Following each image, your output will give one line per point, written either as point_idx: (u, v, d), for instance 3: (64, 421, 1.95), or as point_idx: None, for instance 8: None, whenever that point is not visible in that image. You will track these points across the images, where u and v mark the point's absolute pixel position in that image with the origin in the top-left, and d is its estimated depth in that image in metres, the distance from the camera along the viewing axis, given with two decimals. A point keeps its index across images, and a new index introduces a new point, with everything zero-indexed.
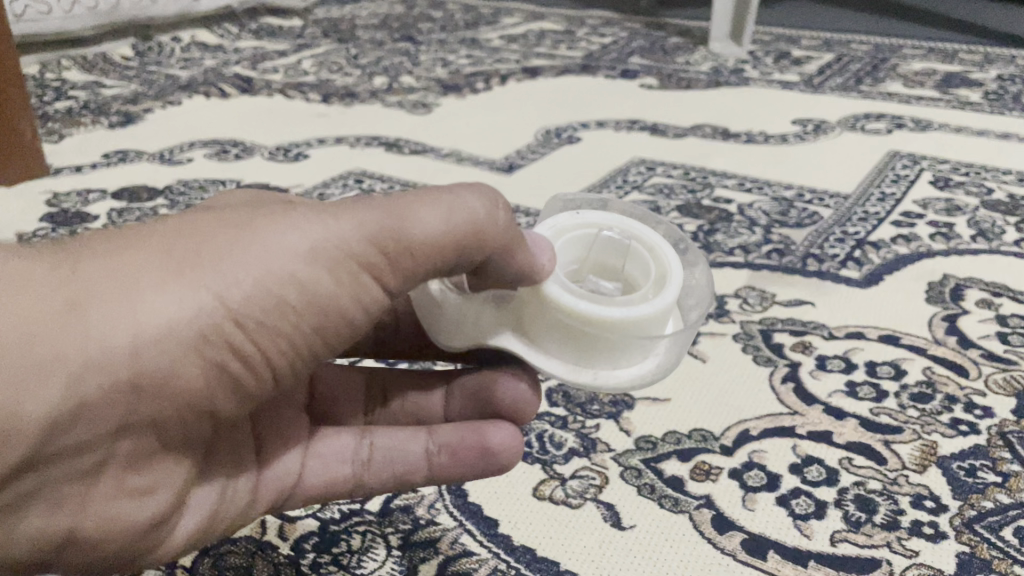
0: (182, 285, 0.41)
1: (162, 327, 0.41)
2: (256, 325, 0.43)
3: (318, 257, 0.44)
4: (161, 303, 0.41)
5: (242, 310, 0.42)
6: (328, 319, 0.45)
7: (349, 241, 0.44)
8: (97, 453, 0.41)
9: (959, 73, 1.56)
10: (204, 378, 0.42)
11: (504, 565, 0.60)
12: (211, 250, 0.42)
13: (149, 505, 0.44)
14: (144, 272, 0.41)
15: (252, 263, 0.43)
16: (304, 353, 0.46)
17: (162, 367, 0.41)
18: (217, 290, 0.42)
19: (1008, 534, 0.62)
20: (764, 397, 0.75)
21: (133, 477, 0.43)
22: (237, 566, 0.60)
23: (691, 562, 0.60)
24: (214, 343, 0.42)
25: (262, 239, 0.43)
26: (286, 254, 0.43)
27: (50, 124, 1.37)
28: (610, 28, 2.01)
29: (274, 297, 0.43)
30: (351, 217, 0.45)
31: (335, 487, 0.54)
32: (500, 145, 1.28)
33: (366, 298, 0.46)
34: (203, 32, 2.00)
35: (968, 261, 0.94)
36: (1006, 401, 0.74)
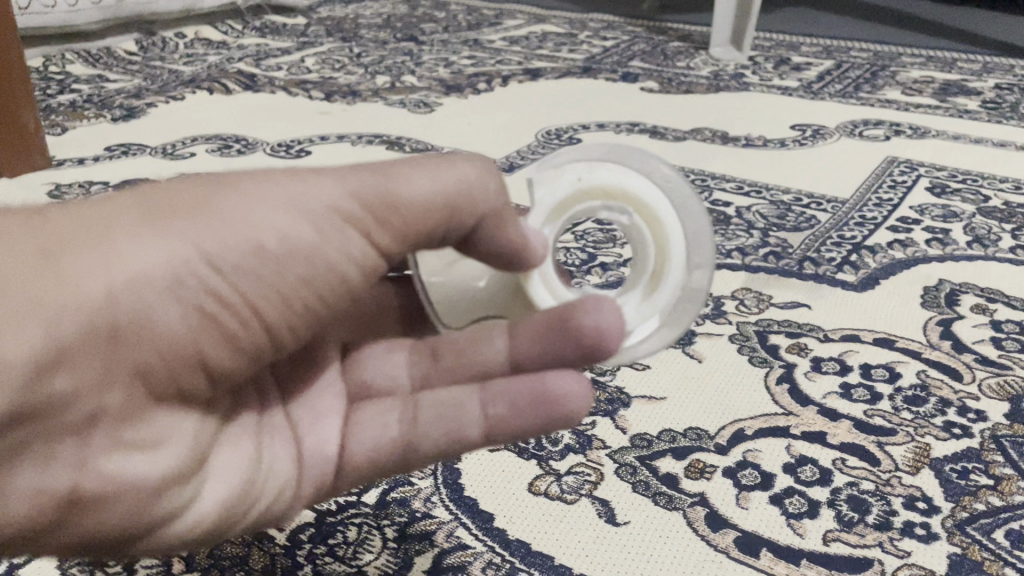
0: (155, 233, 0.40)
1: (137, 271, 0.39)
2: (240, 271, 0.42)
3: (297, 207, 0.43)
4: (135, 248, 0.40)
5: (221, 253, 0.41)
6: (317, 270, 0.44)
7: (329, 194, 0.43)
8: (87, 405, 0.39)
9: (958, 82, 1.57)
10: (186, 324, 0.41)
11: (499, 559, 0.61)
12: (188, 201, 0.41)
13: (150, 463, 0.42)
14: (115, 224, 0.40)
15: (231, 210, 0.41)
16: (294, 303, 0.44)
17: (140, 310, 0.40)
18: (193, 235, 0.41)
19: (999, 536, 0.62)
20: (759, 397, 0.76)
21: (129, 430, 0.41)
22: (235, 556, 0.60)
23: (684, 559, 0.60)
24: (191, 286, 0.41)
25: (238, 190, 0.42)
26: (263, 203, 0.42)
27: (53, 117, 1.38)
28: (612, 32, 2.03)
29: (256, 242, 0.42)
30: (331, 175, 0.44)
31: (382, 460, 0.50)
32: (501, 145, 1.28)
33: (354, 252, 0.45)
34: (207, 29, 2.00)
35: (963, 267, 0.95)
36: (999, 405, 0.75)
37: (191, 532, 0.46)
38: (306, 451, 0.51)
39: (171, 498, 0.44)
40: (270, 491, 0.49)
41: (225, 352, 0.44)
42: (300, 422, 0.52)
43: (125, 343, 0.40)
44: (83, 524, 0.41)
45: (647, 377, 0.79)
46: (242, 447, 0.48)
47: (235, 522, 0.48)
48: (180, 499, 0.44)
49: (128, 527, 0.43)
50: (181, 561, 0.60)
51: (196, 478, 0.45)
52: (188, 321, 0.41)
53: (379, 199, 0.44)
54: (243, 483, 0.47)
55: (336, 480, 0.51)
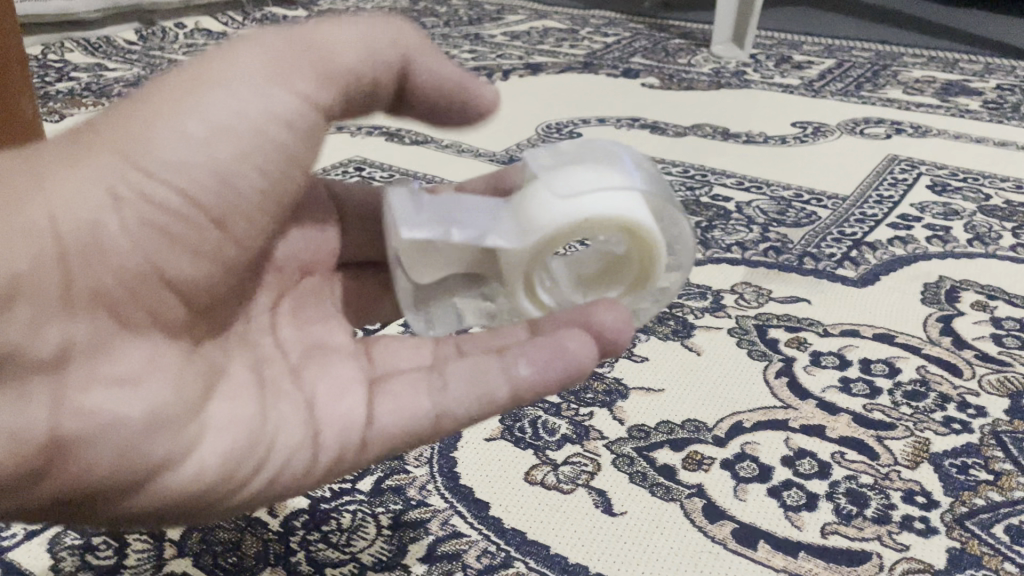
0: (90, 164, 0.42)
1: (87, 201, 0.41)
2: (191, 175, 0.43)
3: (243, 89, 0.43)
4: (73, 183, 0.41)
5: (168, 168, 0.42)
6: (265, 144, 0.44)
7: (279, 78, 0.43)
8: (55, 336, 0.41)
9: (959, 82, 1.57)
10: (138, 241, 0.43)
11: (494, 547, 0.60)
12: (133, 116, 0.43)
13: (131, 400, 0.43)
14: (47, 167, 0.42)
15: (176, 106, 0.42)
16: (241, 201, 0.45)
17: (91, 236, 0.42)
18: (137, 152, 0.42)
19: (999, 531, 0.62)
20: (758, 390, 0.75)
21: (100, 365, 0.43)
22: (227, 541, 0.59)
23: (682, 550, 0.60)
24: (134, 203, 0.42)
25: (156, 103, 0.43)
26: (207, 94, 0.43)
27: (51, 104, 1.37)
28: (613, 29, 2.02)
29: (204, 139, 0.42)
30: (268, 40, 0.44)
31: (411, 424, 0.48)
32: (501, 138, 1.28)
33: (283, 108, 0.43)
34: (207, 20, 1.99)
35: (964, 264, 0.94)
36: (999, 401, 0.74)
37: (194, 488, 0.44)
38: (321, 416, 0.48)
39: (168, 441, 0.43)
40: (282, 449, 0.46)
41: (183, 263, 0.45)
42: (312, 390, 0.50)
43: (81, 271, 0.41)
44: (71, 468, 0.41)
45: (646, 369, 0.78)
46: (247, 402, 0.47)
47: (248, 488, 0.46)
48: (180, 444, 0.43)
49: (123, 476, 0.42)
50: (173, 546, 0.59)
51: (195, 421, 0.45)
52: (140, 241, 0.43)
53: (331, 67, 0.44)
54: (251, 433, 0.46)
55: (360, 449, 0.48)
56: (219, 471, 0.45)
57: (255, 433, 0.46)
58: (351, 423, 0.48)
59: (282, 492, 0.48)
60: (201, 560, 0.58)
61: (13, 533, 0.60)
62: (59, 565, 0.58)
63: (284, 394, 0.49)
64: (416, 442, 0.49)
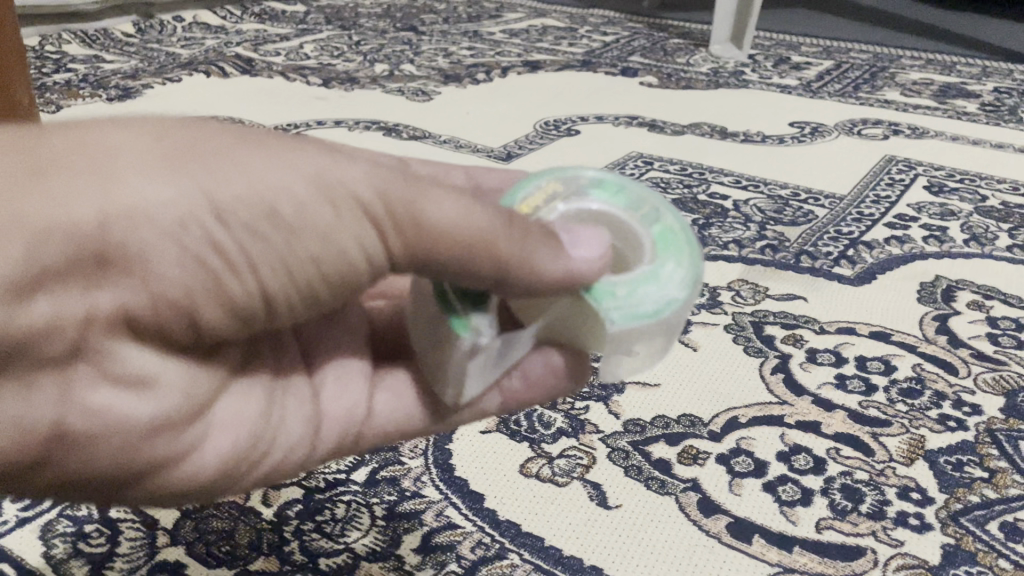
0: (166, 171, 0.34)
1: (145, 211, 0.33)
2: (249, 227, 0.35)
3: (323, 179, 0.36)
4: (145, 184, 0.33)
5: (231, 207, 0.35)
6: (327, 251, 0.38)
7: (356, 176, 0.37)
8: (69, 336, 0.34)
9: (956, 85, 1.57)
10: (184, 270, 0.35)
11: (488, 539, 0.60)
12: (202, 141, 0.35)
13: (147, 401, 0.38)
14: (124, 150, 0.34)
15: (250, 162, 0.35)
16: (295, 274, 0.38)
17: (137, 247, 0.34)
18: (204, 176, 0.34)
19: (993, 528, 0.62)
20: (753, 386, 0.75)
21: (114, 366, 0.36)
22: (220, 530, 0.59)
23: (676, 543, 0.60)
24: (195, 232, 0.35)
25: (261, 153, 0.36)
26: (284, 165, 0.36)
27: (47, 95, 1.36)
28: (612, 27, 2.02)
29: (270, 204, 0.35)
30: (359, 160, 0.38)
31: (405, 425, 0.50)
32: (499, 134, 1.28)
33: (370, 243, 0.38)
34: (205, 14, 1.99)
35: (960, 264, 0.95)
36: (994, 399, 0.74)
37: (187, 481, 0.42)
38: (326, 407, 0.47)
39: (169, 439, 0.39)
40: (279, 448, 0.45)
41: (215, 312, 0.38)
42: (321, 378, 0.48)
43: (109, 276, 0.34)
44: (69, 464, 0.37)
45: None
46: (255, 401, 0.44)
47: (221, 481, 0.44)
48: (178, 445, 0.40)
49: (116, 471, 0.39)
50: (166, 534, 0.59)
51: (200, 422, 0.41)
52: (188, 272, 0.35)
53: (404, 201, 0.37)
54: (252, 436, 0.43)
55: (353, 439, 0.49)
56: (214, 468, 0.42)
57: (257, 438, 0.44)
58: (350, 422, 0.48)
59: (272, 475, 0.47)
60: (194, 548, 0.58)
61: (6, 520, 0.60)
62: (51, 552, 0.57)
63: (295, 382, 0.47)
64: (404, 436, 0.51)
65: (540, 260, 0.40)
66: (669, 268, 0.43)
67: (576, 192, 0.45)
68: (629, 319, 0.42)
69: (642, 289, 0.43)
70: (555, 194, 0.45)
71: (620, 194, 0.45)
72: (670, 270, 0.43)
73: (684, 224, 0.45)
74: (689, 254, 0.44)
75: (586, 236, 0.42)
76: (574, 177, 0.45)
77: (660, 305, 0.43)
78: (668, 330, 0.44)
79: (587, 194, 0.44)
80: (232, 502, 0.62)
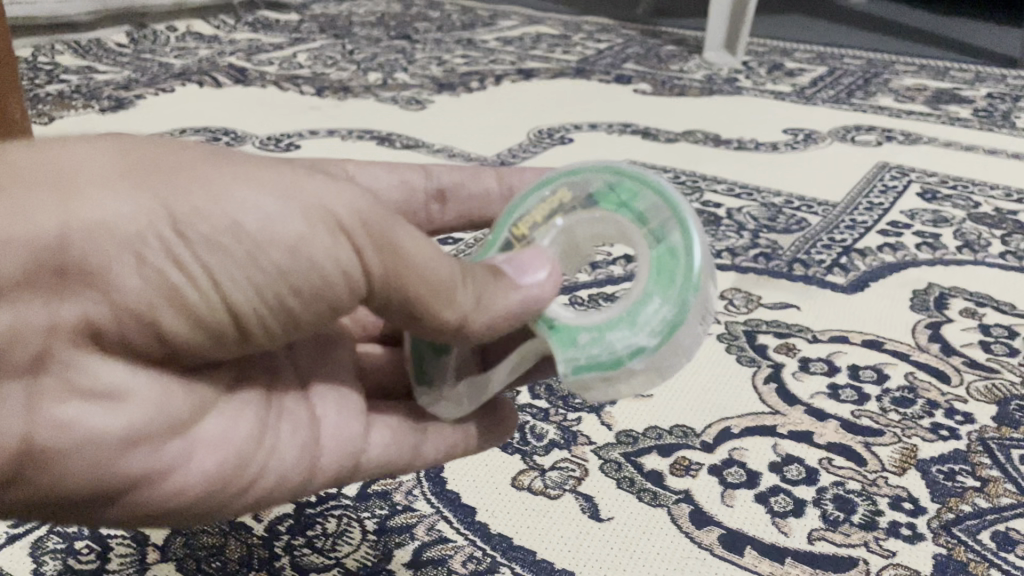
0: (130, 185, 0.36)
1: (106, 223, 0.35)
2: (211, 240, 0.36)
3: (293, 197, 0.38)
4: (105, 197, 0.36)
5: (190, 220, 0.36)
6: (298, 266, 0.38)
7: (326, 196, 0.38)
8: (31, 344, 0.36)
9: (950, 90, 1.58)
10: (148, 284, 0.36)
11: (480, 553, 0.60)
12: (169, 164, 0.37)
13: (117, 415, 0.38)
14: (91, 167, 0.36)
15: (213, 182, 0.37)
16: (266, 296, 0.38)
17: (97, 259, 0.36)
18: (165, 192, 0.36)
19: (985, 537, 0.62)
20: (746, 397, 0.75)
21: (80, 377, 0.37)
22: (211, 546, 0.59)
23: (668, 555, 0.60)
24: (157, 244, 0.36)
25: (226, 171, 0.38)
26: (251, 184, 0.37)
27: (39, 107, 1.37)
28: (606, 35, 2.02)
29: (233, 219, 0.36)
30: (335, 183, 0.39)
31: (393, 463, 0.49)
32: (492, 143, 1.28)
33: (345, 264, 0.38)
34: (198, 23, 1.99)
35: (952, 271, 0.95)
36: (986, 408, 0.74)
37: (166, 502, 0.41)
38: (325, 434, 0.46)
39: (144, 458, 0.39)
40: (273, 473, 0.44)
41: (188, 328, 0.38)
42: (322, 410, 0.47)
43: (72, 289, 0.36)
44: (40, 476, 0.38)
45: None
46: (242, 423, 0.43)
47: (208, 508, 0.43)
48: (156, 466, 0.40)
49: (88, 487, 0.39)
50: (156, 550, 0.59)
51: (178, 442, 0.41)
52: (150, 284, 0.36)
53: (377, 226, 0.38)
54: (239, 458, 0.42)
55: (344, 475, 0.48)
56: (197, 489, 0.42)
57: (245, 458, 0.43)
58: (352, 453, 0.47)
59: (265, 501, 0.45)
60: (184, 564, 0.58)
61: None
62: (41, 569, 0.57)
63: (292, 409, 0.46)
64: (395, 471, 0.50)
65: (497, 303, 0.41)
66: (648, 309, 0.42)
67: (580, 201, 0.46)
68: (583, 368, 0.43)
69: (607, 337, 0.43)
70: (557, 206, 0.47)
71: (629, 204, 0.45)
72: (648, 311, 0.42)
73: (690, 250, 0.43)
74: (679, 286, 0.42)
75: (529, 258, 0.44)
76: (587, 182, 0.46)
77: (619, 354, 0.42)
78: (646, 379, 0.43)
79: (589, 205, 0.46)
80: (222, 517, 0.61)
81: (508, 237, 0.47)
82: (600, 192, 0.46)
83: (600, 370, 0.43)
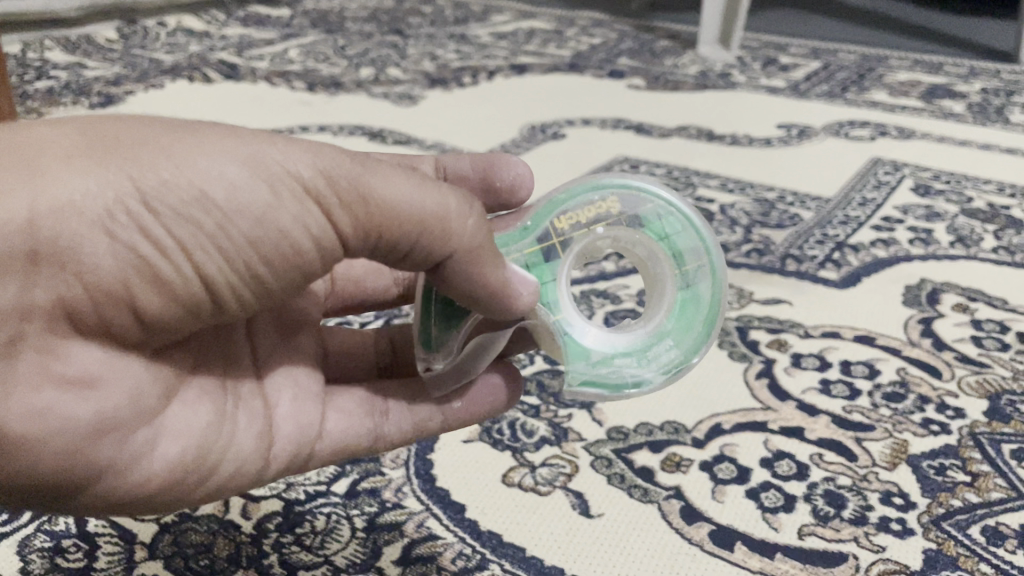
0: (94, 164, 0.37)
1: (72, 203, 0.37)
2: (183, 211, 0.38)
3: (253, 162, 0.39)
4: (69, 180, 0.37)
5: (157, 194, 0.37)
6: (267, 234, 0.39)
7: (289, 158, 0.39)
8: (7, 329, 0.37)
9: (943, 85, 1.57)
10: (120, 262, 0.38)
11: (469, 550, 0.59)
12: (131, 140, 0.38)
13: (88, 397, 0.39)
14: (56, 150, 0.37)
15: (182, 156, 0.38)
16: (237, 265, 0.40)
17: (69, 241, 0.37)
18: (131, 168, 0.37)
19: (974, 532, 0.61)
20: (737, 392, 0.75)
21: (55, 363, 0.38)
22: (198, 544, 0.59)
23: (659, 551, 0.60)
24: (124, 221, 0.37)
25: (190, 143, 0.38)
26: (211, 152, 0.38)
27: (28, 103, 1.36)
28: (600, 30, 2.02)
29: (199, 188, 0.38)
30: (296, 144, 0.40)
31: (353, 446, 0.51)
32: (484, 139, 1.28)
33: (313, 227, 0.40)
34: (189, 18, 1.99)
35: (945, 266, 0.95)
36: (977, 402, 0.74)
37: (142, 486, 0.42)
38: (278, 424, 0.48)
39: (117, 442, 0.40)
40: (231, 460, 0.45)
41: (159, 303, 0.39)
42: (275, 398, 0.49)
43: (44, 274, 0.37)
44: (9, 464, 0.38)
45: None
46: (206, 406, 0.45)
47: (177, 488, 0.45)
48: (129, 447, 0.41)
49: (60, 473, 0.39)
50: (144, 548, 0.58)
51: (149, 424, 0.42)
52: (122, 261, 0.38)
53: (344, 179, 0.39)
54: (201, 445, 0.44)
55: (305, 460, 0.50)
56: (165, 474, 0.43)
57: (209, 442, 0.44)
58: (309, 437, 0.49)
59: (236, 485, 0.47)
60: (172, 563, 0.57)
61: None
62: (28, 568, 0.57)
63: (249, 400, 0.48)
64: (356, 455, 0.52)
65: (487, 257, 0.43)
66: (662, 347, 0.51)
67: (629, 217, 0.50)
68: (587, 384, 0.51)
69: (616, 362, 0.51)
70: (607, 214, 0.50)
71: (672, 240, 0.51)
72: (659, 350, 0.51)
73: (712, 301, 0.51)
74: (692, 336, 0.51)
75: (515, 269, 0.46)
76: (638, 201, 0.51)
77: (623, 383, 0.51)
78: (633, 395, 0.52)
79: (637, 225, 0.50)
80: (210, 515, 0.61)
81: (547, 230, 0.50)
82: (649, 217, 0.50)
83: (602, 390, 0.51)
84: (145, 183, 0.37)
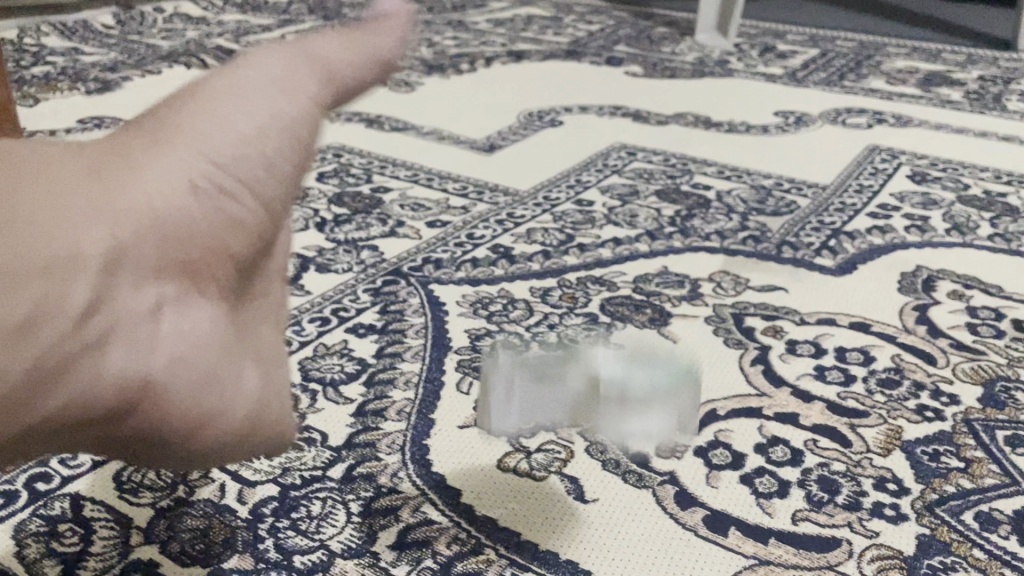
0: (157, 144, 0.32)
1: (164, 176, 0.32)
2: (238, 137, 0.32)
3: (295, 63, 0.34)
4: (148, 163, 0.32)
5: (234, 136, 0.32)
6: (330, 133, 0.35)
7: (322, 50, 0.33)
8: (141, 309, 0.32)
9: (941, 73, 1.57)
10: (219, 217, 0.33)
11: (464, 534, 0.60)
12: (162, 118, 0.33)
13: (206, 341, 0.34)
14: (116, 144, 0.32)
15: (213, 89, 0.33)
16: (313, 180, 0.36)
17: (181, 212, 0.32)
18: (194, 126, 0.32)
19: (968, 518, 0.62)
20: (733, 378, 0.75)
21: (185, 327, 0.33)
22: (195, 529, 0.59)
23: (653, 536, 0.60)
24: (210, 178, 0.32)
25: (226, 78, 0.33)
26: (250, 74, 0.33)
27: (25, 89, 1.36)
28: (598, 17, 2.02)
29: (268, 111, 0.33)
30: (300, 40, 0.34)
31: None
32: (481, 126, 1.28)
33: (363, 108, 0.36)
34: (186, 5, 1.98)
35: (940, 253, 0.95)
36: (972, 389, 0.75)
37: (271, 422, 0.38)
38: None
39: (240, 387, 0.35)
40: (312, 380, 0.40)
41: (248, 245, 0.34)
42: None
43: (170, 257, 0.32)
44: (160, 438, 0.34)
45: None
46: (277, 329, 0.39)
47: (258, 447, 0.38)
48: (246, 387, 0.36)
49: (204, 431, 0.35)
50: (140, 533, 0.58)
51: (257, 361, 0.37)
52: (227, 216, 0.33)
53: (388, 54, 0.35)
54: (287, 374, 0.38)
55: None
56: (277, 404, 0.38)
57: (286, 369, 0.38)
58: None
59: None
60: (168, 547, 0.58)
61: None
62: (24, 552, 0.57)
63: None
64: None
65: None
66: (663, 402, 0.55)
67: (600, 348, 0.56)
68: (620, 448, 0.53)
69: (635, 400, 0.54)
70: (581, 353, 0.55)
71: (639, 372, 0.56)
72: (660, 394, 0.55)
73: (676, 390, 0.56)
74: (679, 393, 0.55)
75: None
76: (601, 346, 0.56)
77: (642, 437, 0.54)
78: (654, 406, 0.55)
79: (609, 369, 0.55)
80: (207, 500, 0.61)
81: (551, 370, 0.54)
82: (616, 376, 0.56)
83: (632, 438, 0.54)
84: (177, 122, 0.33)
